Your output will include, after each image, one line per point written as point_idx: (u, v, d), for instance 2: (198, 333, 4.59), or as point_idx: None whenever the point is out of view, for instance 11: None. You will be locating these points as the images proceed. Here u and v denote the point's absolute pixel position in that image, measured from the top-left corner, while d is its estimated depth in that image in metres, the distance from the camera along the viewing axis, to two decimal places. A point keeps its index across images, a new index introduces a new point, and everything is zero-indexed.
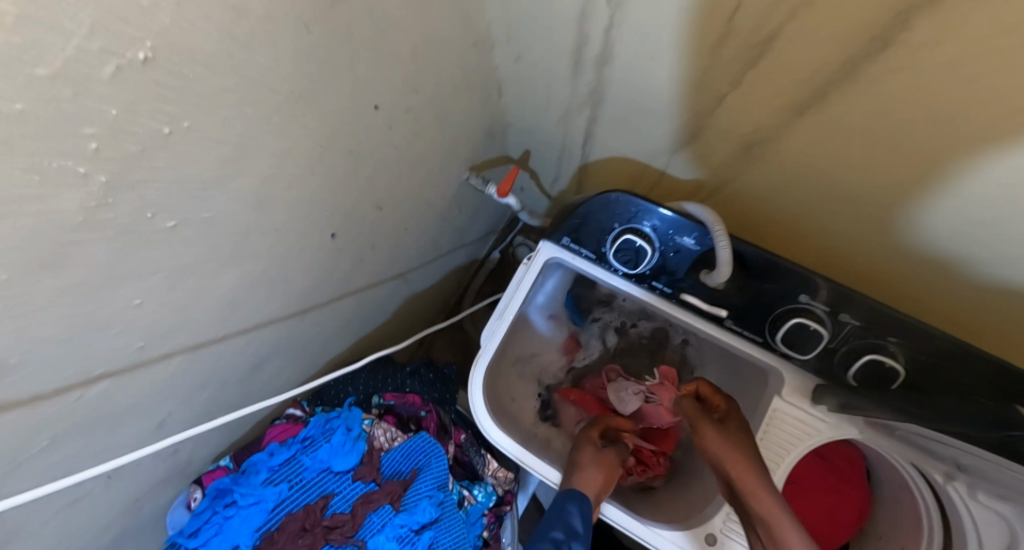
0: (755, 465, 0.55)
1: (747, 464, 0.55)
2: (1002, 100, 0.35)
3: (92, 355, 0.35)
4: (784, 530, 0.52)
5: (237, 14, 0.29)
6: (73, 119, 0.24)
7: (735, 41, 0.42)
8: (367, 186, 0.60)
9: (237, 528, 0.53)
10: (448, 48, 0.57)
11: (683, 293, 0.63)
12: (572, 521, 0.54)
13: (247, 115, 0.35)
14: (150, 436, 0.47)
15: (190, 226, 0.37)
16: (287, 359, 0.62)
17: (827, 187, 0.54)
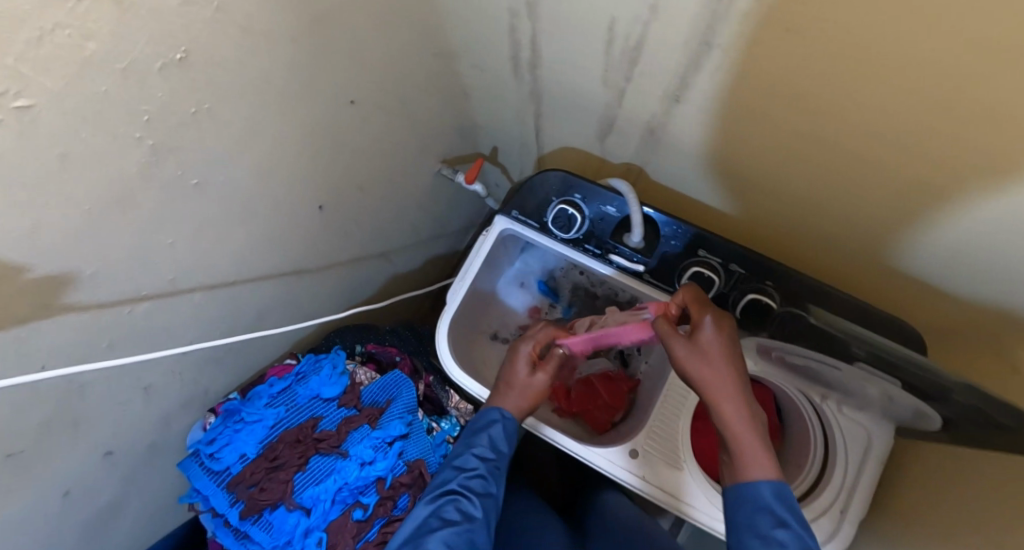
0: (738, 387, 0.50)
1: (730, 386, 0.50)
2: (792, 82, 0.48)
3: (139, 279, 0.48)
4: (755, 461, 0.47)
5: (243, 29, 0.43)
6: (135, 97, 0.37)
7: (619, 45, 0.56)
8: (348, 168, 0.73)
9: (245, 439, 0.65)
10: (412, 56, 0.70)
11: (610, 253, 0.76)
12: (493, 434, 0.59)
13: (250, 102, 0.48)
14: (176, 361, 0.60)
15: (210, 185, 0.50)
16: (284, 313, 0.75)
17: (715, 160, 0.67)
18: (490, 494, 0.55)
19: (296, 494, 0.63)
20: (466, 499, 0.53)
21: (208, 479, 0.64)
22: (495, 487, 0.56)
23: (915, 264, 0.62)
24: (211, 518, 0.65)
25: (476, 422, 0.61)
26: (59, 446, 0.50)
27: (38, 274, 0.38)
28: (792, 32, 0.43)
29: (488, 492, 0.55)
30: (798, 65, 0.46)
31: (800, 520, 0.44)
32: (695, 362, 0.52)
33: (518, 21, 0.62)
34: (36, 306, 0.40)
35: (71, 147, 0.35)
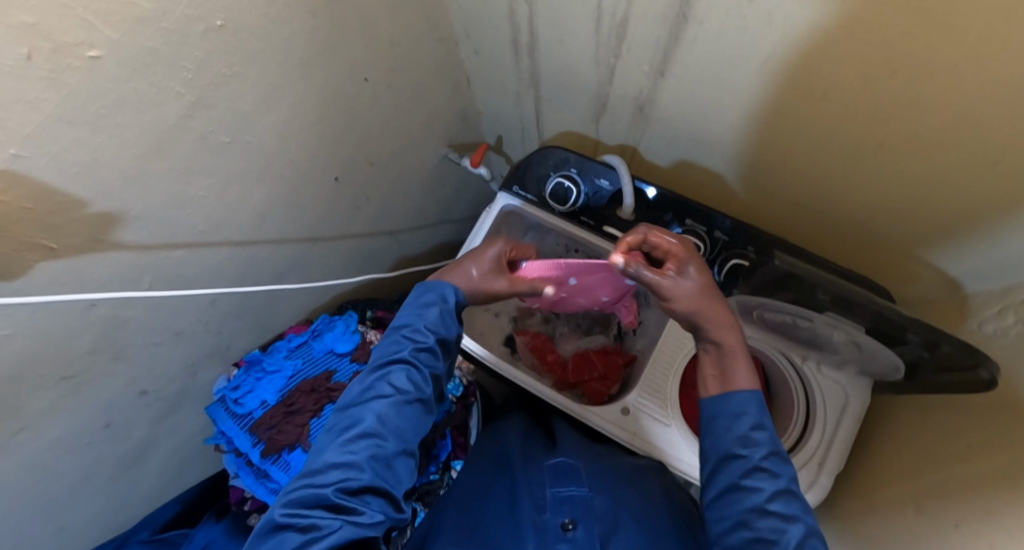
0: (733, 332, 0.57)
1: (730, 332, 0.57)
2: (760, 51, 0.53)
3: (175, 225, 0.54)
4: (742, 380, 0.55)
5: (269, 2, 0.49)
6: (178, 55, 0.43)
7: (606, 24, 0.62)
8: (360, 143, 0.79)
9: (265, 387, 0.71)
10: (419, 39, 0.76)
11: (604, 225, 0.81)
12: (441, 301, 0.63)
13: (274, 69, 0.55)
14: (204, 311, 0.66)
15: (237, 143, 0.56)
16: (300, 278, 0.81)
17: (698, 133, 0.72)
18: (435, 368, 0.61)
19: (311, 436, 0.68)
20: (417, 371, 0.58)
21: (232, 422, 0.69)
22: (441, 364, 0.62)
23: (885, 226, 0.66)
24: (233, 459, 0.71)
25: (426, 300, 0.63)
26: (102, 375, 0.56)
27: (93, 209, 0.44)
28: (754, 1, 0.48)
29: (434, 368, 0.61)
30: (764, 32, 0.51)
31: (768, 422, 0.52)
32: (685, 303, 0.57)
33: (515, 4, 0.68)
34: (90, 239, 0.46)
35: (125, 94, 0.41)
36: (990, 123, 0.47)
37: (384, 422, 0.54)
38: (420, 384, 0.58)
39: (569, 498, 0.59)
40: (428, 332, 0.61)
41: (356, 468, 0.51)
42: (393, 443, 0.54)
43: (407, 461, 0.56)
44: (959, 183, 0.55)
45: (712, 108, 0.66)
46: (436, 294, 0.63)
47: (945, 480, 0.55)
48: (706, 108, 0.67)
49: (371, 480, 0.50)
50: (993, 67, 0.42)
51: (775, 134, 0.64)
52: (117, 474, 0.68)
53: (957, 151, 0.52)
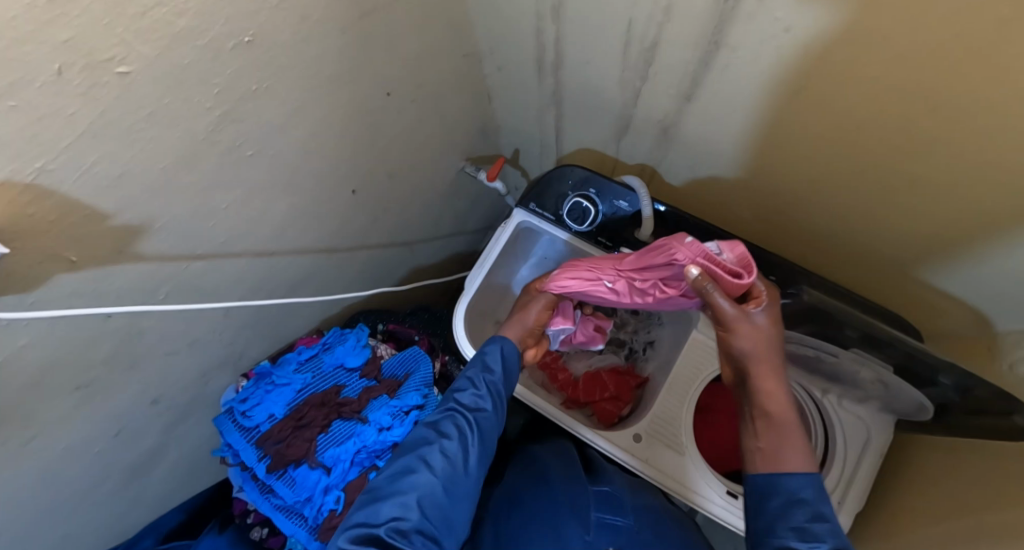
0: (780, 389, 0.56)
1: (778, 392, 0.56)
2: (792, 80, 0.52)
3: (196, 238, 0.54)
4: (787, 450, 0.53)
5: (302, 20, 0.49)
6: (210, 71, 0.43)
7: (635, 48, 0.61)
8: (381, 157, 0.79)
9: (275, 400, 0.70)
10: (444, 54, 0.76)
11: (621, 246, 0.80)
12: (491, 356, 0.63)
13: (302, 86, 0.55)
14: (220, 321, 0.65)
15: (261, 157, 0.56)
16: (314, 289, 0.81)
17: (725, 158, 0.71)
18: (483, 412, 0.59)
19: (319, 453, 0.68)
20: (468, 423, 0.58)
21: (239, 435, 0.69)
22: (487, 407, 0.59)
23: (917, 263, 0.65)
24: (238, 472, 0.70)
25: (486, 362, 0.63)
26: (116, 384, 0.56)
27: (117, 221, 0.44)
28: (791, 30, 0.47)
29: (479, 410, 0.59)
30: (799, 62, 0.50)
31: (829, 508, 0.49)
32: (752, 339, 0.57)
33: (543, 23, 0.67)
34: (113, 250, 0.45)
35: (156, 109, 0.41)
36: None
37: (431, 468, 0.53)
38: (463, 434, 0.57)
39: (614, 526, 0.59)
40: (478, 380, 0.61)
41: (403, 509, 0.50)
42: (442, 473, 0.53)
43: (458, 512, 0.52)
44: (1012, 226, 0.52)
45: (739, 134, 0.65)
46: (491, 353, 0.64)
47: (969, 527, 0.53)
48: (732, 134, 0.66)
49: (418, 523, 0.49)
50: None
51: (805, 164, 0.63)
52: (126, 481, 0.68)
53: (1008, 193, 0.49)
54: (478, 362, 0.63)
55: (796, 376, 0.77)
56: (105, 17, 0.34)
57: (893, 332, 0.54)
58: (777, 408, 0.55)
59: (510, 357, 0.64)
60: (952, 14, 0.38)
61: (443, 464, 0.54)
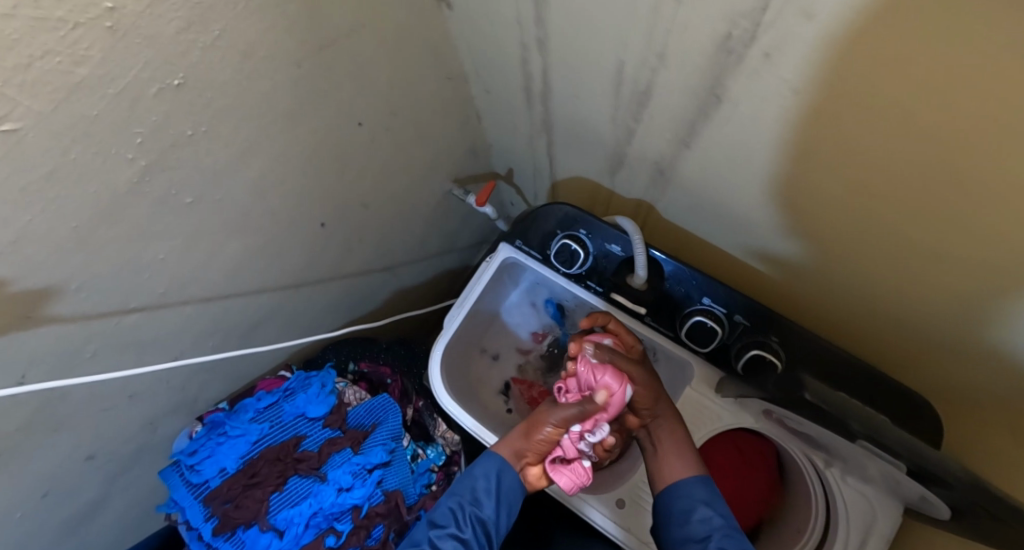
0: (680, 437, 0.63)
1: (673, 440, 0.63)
2: (800, 139, 0.46)
3: (128, 292, 0.48)
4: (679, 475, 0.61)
5: (244, 56, 0.43)
6: (127, 121, 0.38)
7: (627, 88, 0.55)
8: (353, 187, 0.73)
9: (227, 453, 0.65)
10: (424, 79, 0.70)
11: (611, 292, 0.74)
12: (479, 487, 0.60)
13: (250, 124, 0.49)
14: (166, 370, 0.60)
15: (204, 202, 0.50)
16: (278, 326, 0.75)
17: (727, 205, 0.65)
18: None
19: (269, 515, 0.62)
20: None
21: (186, 491, 0.64)
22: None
23: (933, 333, 0.59)
24: (186, 531, 0.65)
25: (481, 487, 0.60)
26: (38, 450, 0.50)
27: (18, 288, 0.38)
28: (799, 92, 0.41)
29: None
30: (809, 122, 0.43)
31: None
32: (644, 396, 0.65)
33: (528, 53, 0.61)
34: (18, 318, 0.40)
35: (59, 167, 0.36)
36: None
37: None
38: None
39: None
40: (464, 517, 0.58)
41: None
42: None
43: None
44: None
45: (741, 184, 0.59)
46: (485, 476, 0.60)
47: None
48: (733, 183, 0.59)
49: None
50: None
51: (813, 223, 0.57)
52: (66, 535, 0.63)
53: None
54: (469, 488, 0.60)
55: (796, 443, 0.70)
56: None
57: (904, 435, 0.48)
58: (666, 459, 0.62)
59: (505, 489, 0.60)
60: (987, 109, 0.32)
61: None
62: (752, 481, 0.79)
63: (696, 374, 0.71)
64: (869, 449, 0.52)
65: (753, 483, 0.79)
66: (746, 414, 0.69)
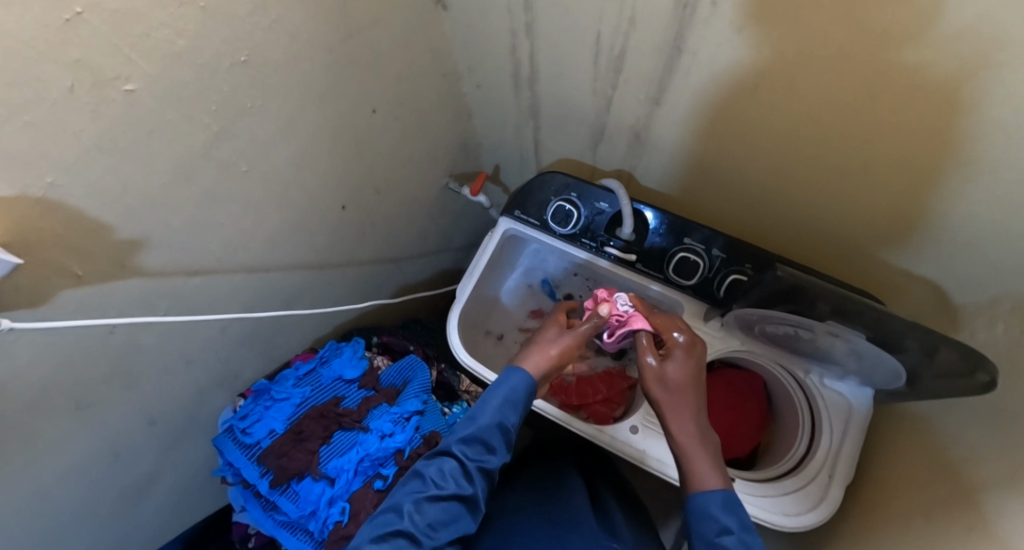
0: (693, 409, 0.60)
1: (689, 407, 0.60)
2: (745, 80, 0.57)
3: (194, 252, 0.55)
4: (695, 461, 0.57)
5: (292, 40, 0.51)
6: (206, 90, 0.45)
7: (604, 57, 0.65)
8: (367, 172, 0.81)
9: (274, 415, 0.70)
10: (424, 74, 0.80)
11: (604, 245, 0.83)
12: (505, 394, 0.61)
13: (293, 103, 0.57)
14: (215, 338, 0.66)
15: (255, 173, 0.57)
16: (305, 307, 0.81)
17: (697, 157, 0.75)
18: (488, 462, 0.58)
19: (321, 465, 0.67)
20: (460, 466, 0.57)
21: (239, 453, 0.69)
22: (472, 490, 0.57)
23: (879, 244, 0.70)
24: (240, 492, 0.69)
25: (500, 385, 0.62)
26: (112, 404, 0.56)
27: (119, 236, 0.45)
28: (742, 33, 0.52)
29: (464, 491, 0.56)
30: (751, 61, 0.55)
31: (741, 524, 0.52)
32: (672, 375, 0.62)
33: (517, 40, 0.71)
34: (114, 265, 0.47)
35: (157, 126, 0.43)
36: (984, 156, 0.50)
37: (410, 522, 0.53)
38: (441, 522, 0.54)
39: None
40: (484, 423, 0.59)
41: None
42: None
43: (443, 540, 0.53)
44: (963, 207, 0.57)
45: (706, 133, 0.70)
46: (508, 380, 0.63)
47: (955, 491, 0.57)
48: (700, 133, 0.70)
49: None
50: (982, 105, 0.45)
51: (769, 159, 0.68)
52: (123, 507, 0.67)
53: (958, 176, 0.54)
54: (493, 399, 0.61)
55: (778, 359, 0.80)
56: (112, 38, 0.35)
57: (862, 301, 0.57)
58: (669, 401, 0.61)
59: (524, 393, 0.62)
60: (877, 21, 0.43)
61: (429, 515, 0.53)
62: (747, 408, 0.88)
63: (689, 310, 0.80)
64: (850, 329, 0.60)
65: (749, 410, 0.88)
66: (733, 336, 0.79)
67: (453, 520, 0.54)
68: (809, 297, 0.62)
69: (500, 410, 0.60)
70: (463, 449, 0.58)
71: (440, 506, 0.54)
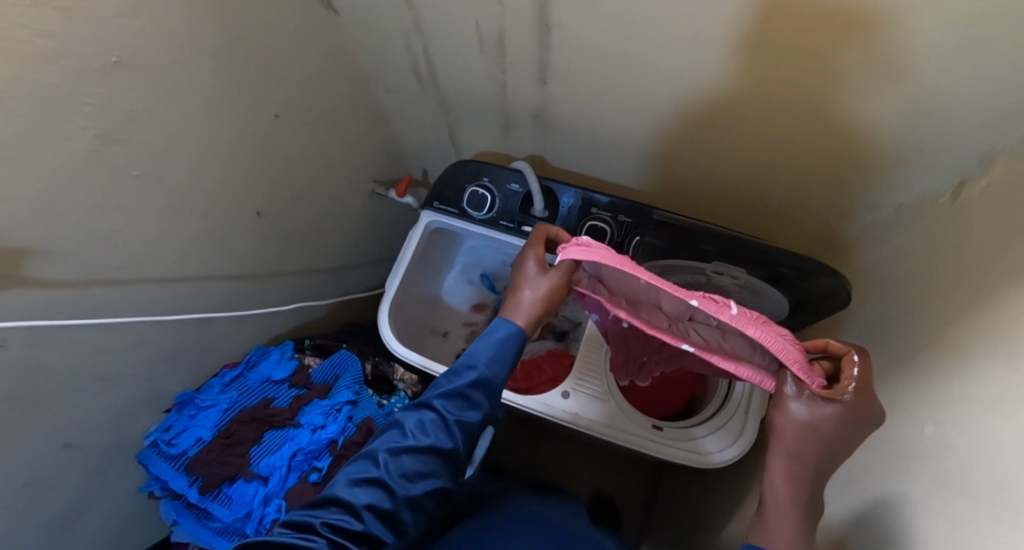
0: (816, 461, 0.49)
1: (803, 453, 0.48)
2: (614, 49, 0.63)
3: (91, 262, 0.55)
4: (779, 521, 0.50)
5: (171, 43, 0.53)
6: (77, 92, 0.46)
7: (490, 43, 0.70)
8: (282, 178, 0.82)
9: (200, 423, 0.71)
10: (330, 80, 0.82)
11: (521, 225, 0.87)
12: (492, 351, 0.61)
13: (181, 106, 0.58)
14: (132, 352, 0.65)
15: (150, 178, 0.58)
16: (232, 319, 0.81)
17: (596, 131, 0.80)
18: (468, 417, 0.59)
19: (253, 466, 0.68)
20: (437, 420, 0.58)
21: (166, 465, 0.69)
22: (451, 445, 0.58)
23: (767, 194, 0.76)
24: (171, 503, 0.70)
25: (487, 339, 0.62)
26: (18, 423, 0.55)
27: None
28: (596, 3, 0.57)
29: (444, 446, 0.57)
30: (610, 30, 0.60)
31: None
32: (812, 423, 0.47)
33: (410, 37, 0.75)
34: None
35: (26, 129, 0.44)
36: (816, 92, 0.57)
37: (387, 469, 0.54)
38: (419, 474, 0.55)
39: None
40: (466, 377, 0.60)
41: (352, 512, 0.51)
42: (398, 503, 0.53)
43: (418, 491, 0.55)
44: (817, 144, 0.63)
45: (597, 108, 0.75)
46: (495, 330, 0.63)
47: None
48: (592, 108, 0.75)
49: (358, 504, 0.51)
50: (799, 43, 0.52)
51: (656, 125, 0.73)
52: (47, 540, 0.64)
53: (804, 115, 0.61)
54: (481, 352, 0.61)
55: None
56: None
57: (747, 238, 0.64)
58: (791, 439, 0.49)
59: (511, 349, 0.62)
60: None
61: (406, 466, 0.55)
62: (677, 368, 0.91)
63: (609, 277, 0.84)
64: (737, 268, 0.67)
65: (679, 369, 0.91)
66: None
67: (429, 472, 0.56)
68: (698, 240, 0.67)
69: (485, 365, 0.60)
70: (445, 404, 0.58)
71: (419, 457, 0.55)
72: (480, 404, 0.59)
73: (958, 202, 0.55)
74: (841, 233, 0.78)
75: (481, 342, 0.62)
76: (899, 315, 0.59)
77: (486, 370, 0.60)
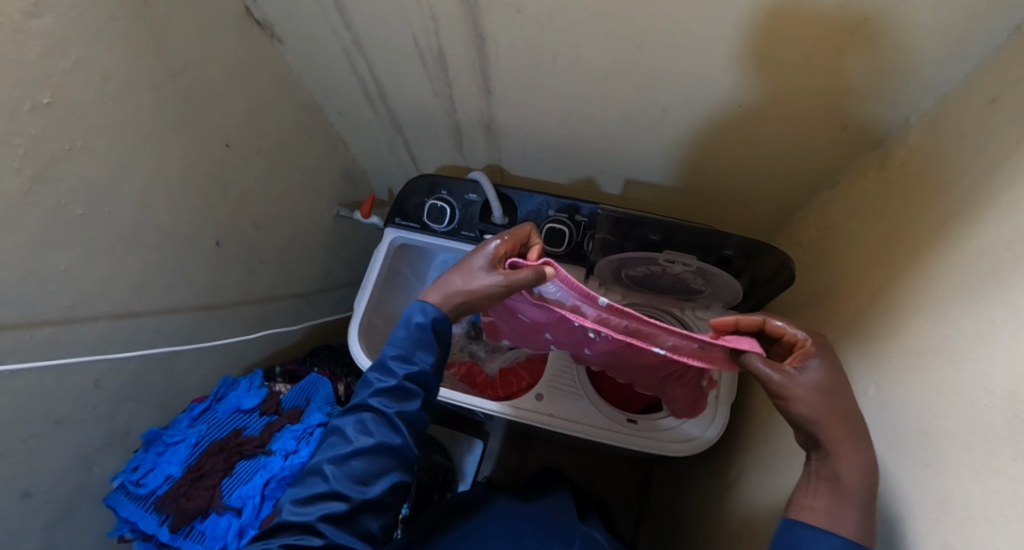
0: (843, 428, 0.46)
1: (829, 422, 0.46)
2: (546, 55, 0.65)
3: (36, 303, 0.54)
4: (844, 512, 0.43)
5: (104, 80, 0.54)
6: (7, 134, 0.46)
7: (431, 58, 0.72)
8: (239, 206, 0.82)
9: (168, 460, 0.72)
10: (280, 108, 0.83)
11: (482, 232, 0.88)
12: (420, 337, 0.60)
13: (122, 141, 0.58)
14: (90, 393, 0.64)
15: (95, 215, 0.58)
16: (197, 352, 0.80)
17: (546, 137, 0.82)
18: (408, 407, 0.59)
19: (224, 498, 0.70)
20: (379, 419, 0.58)
21: (134, 506, 0.69)
22: (397, 437, 0.58)
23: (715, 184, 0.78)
24: (145, 543, 0.70)
25: (410, 325, 0.60)
26: None
27: None
28: (522, 11, 0.59)
29: (389, 442, 0.57)
30: (540, 37, 0.62)
31: None
32: (807, 390, 0.47)
33: (353, 59, 0.77)
34: None
35: None
36: (735, 81, 0.60)
37: (335, 479, 0.55)
38: (369, 475, 0.56)
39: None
40: (397, 369, 0.59)
41: (308, 530, 0.53)
42: (352, 508, 0.54)
43: (373, 490, 0.55)
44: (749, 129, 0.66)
45: (542, 113, 0.77)
46: (420, 317, 0.60)
47: None
48: (539, 114, 0.77)
49: (309, 520, 0.53)
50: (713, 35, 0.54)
51: (600, 126, 0.75)
52: None
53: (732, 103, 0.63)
54: (406, 342, 0.60)
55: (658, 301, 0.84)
56: None
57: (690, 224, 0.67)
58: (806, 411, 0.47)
59: (440, 328, 0.61)
60: None
61: (353, 470, 0.55)
62: None
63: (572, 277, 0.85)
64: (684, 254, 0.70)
65: None
66: (613, 289, 0.83)
67: (383, 470, 0.57)
68: (644, 231, 0.71)
69: (415, 355, 0.59)
70: (381, 401, 0.58)
71: (368, 458, 0.56)
72: (416, 392, 0.59)
73: (883, 173, 0.58)
74: (791, 214, 0.80)
75: (405, 329, 0.61)
76: (841, 284, 0.61)
77: (415, 356, 0.59)
